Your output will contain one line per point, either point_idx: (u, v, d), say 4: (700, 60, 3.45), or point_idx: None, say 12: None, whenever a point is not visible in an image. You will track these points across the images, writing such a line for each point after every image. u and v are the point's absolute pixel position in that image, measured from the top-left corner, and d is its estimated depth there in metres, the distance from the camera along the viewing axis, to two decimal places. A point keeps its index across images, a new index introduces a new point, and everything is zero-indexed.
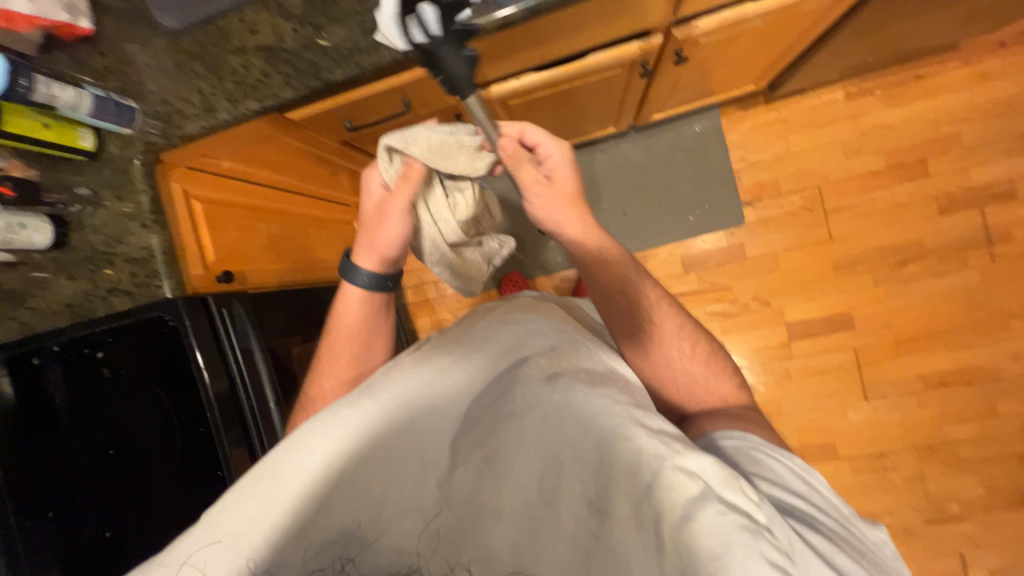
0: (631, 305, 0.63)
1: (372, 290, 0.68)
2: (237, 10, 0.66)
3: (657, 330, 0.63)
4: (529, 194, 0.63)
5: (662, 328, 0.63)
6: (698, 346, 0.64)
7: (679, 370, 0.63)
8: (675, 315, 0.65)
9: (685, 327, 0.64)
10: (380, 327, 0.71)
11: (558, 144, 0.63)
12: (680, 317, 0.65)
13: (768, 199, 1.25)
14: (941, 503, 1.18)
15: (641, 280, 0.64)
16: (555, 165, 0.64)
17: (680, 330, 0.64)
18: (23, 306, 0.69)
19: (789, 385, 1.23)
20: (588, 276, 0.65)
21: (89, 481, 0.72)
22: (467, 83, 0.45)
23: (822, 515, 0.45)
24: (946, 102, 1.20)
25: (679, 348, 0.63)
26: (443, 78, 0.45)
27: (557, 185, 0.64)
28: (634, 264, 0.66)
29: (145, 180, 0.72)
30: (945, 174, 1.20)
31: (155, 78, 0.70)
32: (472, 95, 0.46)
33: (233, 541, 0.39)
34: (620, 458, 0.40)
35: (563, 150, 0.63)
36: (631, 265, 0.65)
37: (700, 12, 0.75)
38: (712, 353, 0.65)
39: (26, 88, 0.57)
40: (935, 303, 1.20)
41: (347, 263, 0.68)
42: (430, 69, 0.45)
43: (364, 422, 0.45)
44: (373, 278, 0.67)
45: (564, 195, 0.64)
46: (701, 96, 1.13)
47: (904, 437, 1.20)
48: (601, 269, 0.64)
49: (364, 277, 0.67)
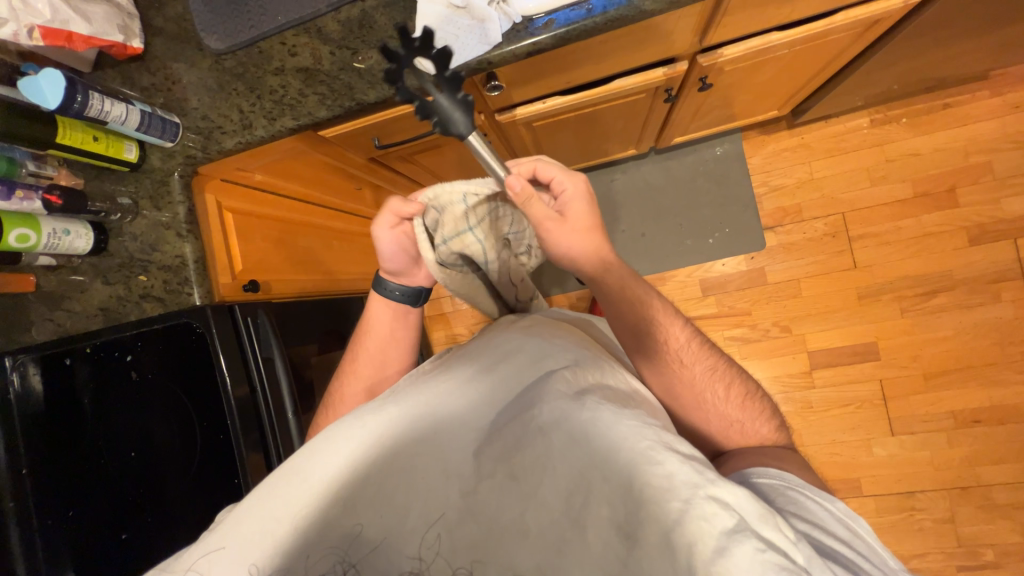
0: (659, 349, 0.61)
1: (403, 303, 0.72)
2: (279, 34, 0.71)
3: (688, 373, 0.61)
4: (543, 234, 0.57)
5: (696, 374, 0.61)
6: (733, 389, 0.63)
7: (714, 414, 0.62)
8: (709, 356, 0.63)
9: (718, 369, 0.63)
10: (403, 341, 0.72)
11: (575, 178, 0.58)
12: (712, 356, 0.63)
13: (791, 224, 1.24)
14: (973, 548, 1.13)
15: (672, 322, 0.62)
16: (573, 199, 0.58)
17: (713, 374, 0.62)
18: (59, 309, 0.74)
19: (811, 415, 1.20)
20: (613, 315, 0.63)
21: (109, 481, 0.73)
22: (467, 124, 0.43)
23: (869, 566, 0.43)
24: (975, 131, 1.18)
25: (713, 392, 0.62)
26: (438, 120, 0.43)
27: (576, 225, 0.58)
28: (665, 304, 0.64)
29: (183, 191, 0.75)
30: (975, 204, 1.18)
31: (197, 95, 0.73)
32: (472, 134, 0.45)
33: (256, 540, 0.40)
34: (650, 484, 0.40)
35: (578, 185, 0.58)
36: (662, 305, 0.63)
37: (726, 41, 0.77)
38: (748, 396, 0.63)
39: (82, 104, 0.60)
40: (966, 336, 1.17)
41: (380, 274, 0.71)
42: (422, 114, 0.43)
43: (391, 430, 0.46)
44: (400, 292, 0.71)
45: (583, 230, 0.58)
46: (724, 120, 1.13)
47: (933, 475, 1.15)
48: (628, 309, 0.61)
49: (393, 291, 0.71)
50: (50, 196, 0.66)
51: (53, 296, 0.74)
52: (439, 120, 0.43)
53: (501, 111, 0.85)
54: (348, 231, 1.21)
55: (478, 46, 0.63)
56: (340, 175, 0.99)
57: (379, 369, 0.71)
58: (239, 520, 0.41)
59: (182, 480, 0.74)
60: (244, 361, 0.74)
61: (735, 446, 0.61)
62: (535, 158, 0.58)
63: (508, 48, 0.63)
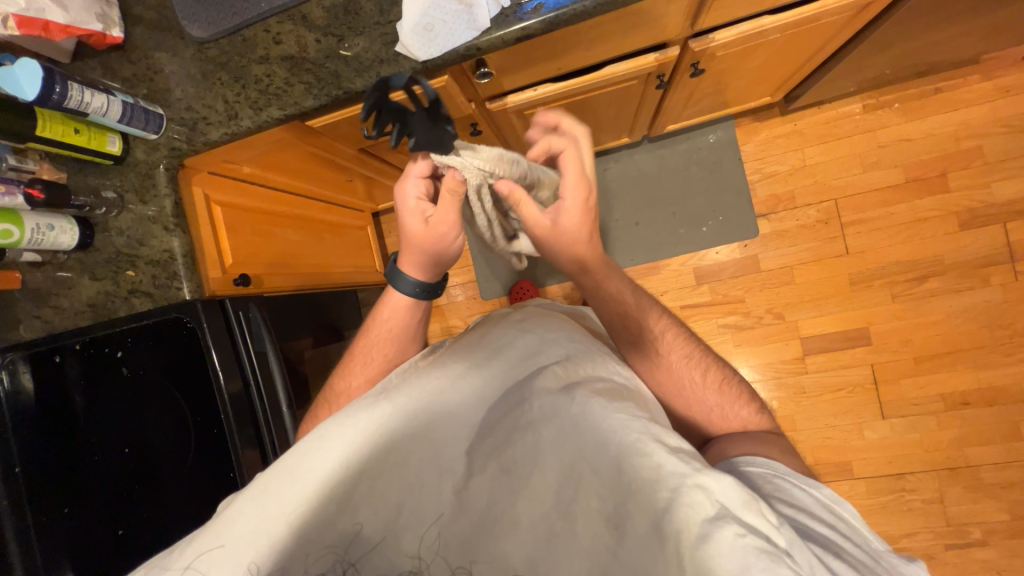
0: (637, 338, 0.63)
1: (420, 300, 0.66)
2: (262, 21, 0.69)
3: (663, 362, 0.63)
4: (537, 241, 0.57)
5: (673, 360, 0.63)
6: (709, 375, 0.63)
7: (693, 401, 0.62)
8: (685, 344, 0.64)
9: (693, 357, 0.64)
10: (417, 336, 0.69)
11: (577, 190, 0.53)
12: (689, 345, 0.64)
13: (784, 211, 1.24)
14: (960, 527, 1.15)
15: (649, 310, 0.64)
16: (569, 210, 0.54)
17: (690, 361, 0.63)
18: (46, 305, 0.73)
19: (803, 401, 1.21)
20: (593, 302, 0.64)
21: (102, 479, 0.72)
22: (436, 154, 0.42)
23: (851, 547, 0.44)
24: (966, 116, 1.19)
25: (689, 375, 0.63)
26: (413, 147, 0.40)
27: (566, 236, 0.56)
28: (637, 291, 0.65)
29: (169, 185, 0.73)
30: (966, 189, 1.18)
31: (181, 85, 0.72)
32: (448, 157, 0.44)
33: (249, 540, 0.40)
34: (638, 474, 0.40)
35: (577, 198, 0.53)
36: (634, 294, 0.64)
37: (718, 25, 0.76)
38: (726, 381, 0.64)
39: (60, 94, 0.59)
40: (956, 320, 1.18)
41: (395, 267, 0.65)
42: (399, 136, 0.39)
43: (381, 427, 0.45)
44: (420, 288, 0.65)
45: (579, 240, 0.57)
46: (718, 107, 1.12)
47: (923, 457, 1.17)
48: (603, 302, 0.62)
49: (411, 286, 0.64)
50: (31, 190, 0.65)
51: (41, 293, 0.73)
52: (416, 140, 0.39)
53: (491, 99, 0.84)
54: (339, 224, 1.19)
55: (466, 31, 0.62)
56: (330, 165, 0.97)
57: (387, 362, 0.66)
58: (231, 519, 0.41)
59: (178, 474, 0.74)
60: (237, 356, 0.74)
61: (718, 432, 0.62)
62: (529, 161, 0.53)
63: (496, 34, 0.62)
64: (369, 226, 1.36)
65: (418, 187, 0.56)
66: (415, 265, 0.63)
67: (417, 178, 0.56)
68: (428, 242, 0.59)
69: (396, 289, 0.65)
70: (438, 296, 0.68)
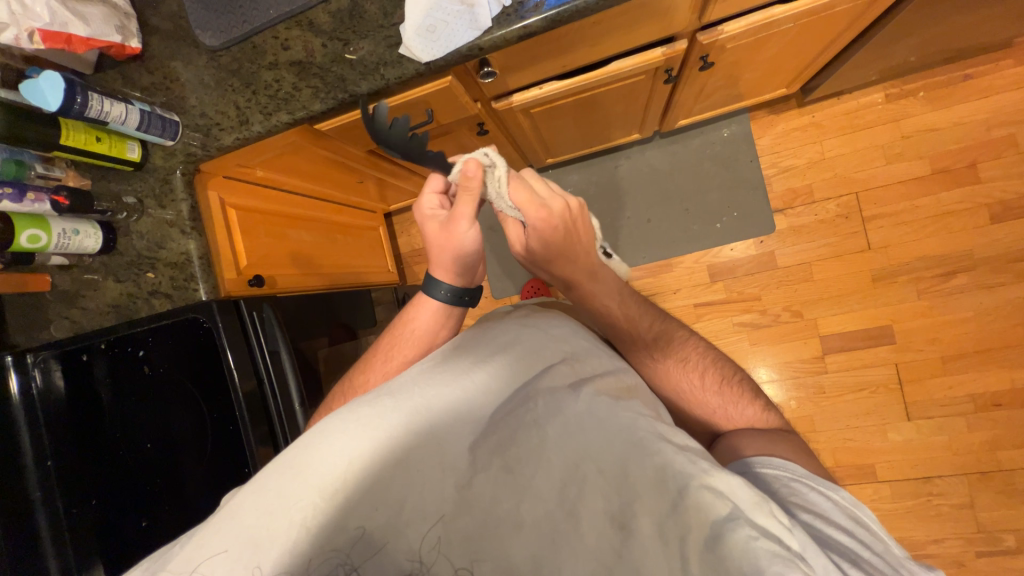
0: (636, 343, 0.65)
1: (451, 304, 0.67)
2: (272, 28, 0.71)
3: (659, 366, 0.64)
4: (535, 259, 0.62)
5: (668, 364, 0.64)
6: (707, 376, 0.64)
7: (693, 403, 0.63)
8: (683, 347, 0.66)
9: (690, 360, 0.65)
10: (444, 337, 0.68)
11: (537, 210, 0.57)
12: (684, 349, 0.66)
13: (802, 206, 1.21)
14: (992, 533, 1.10)
15: (641, 318, 0.67)
16: (537, 227, 0.58)
17: (687, 364, 0.64)
18: (74, 306, 0.76)
19: (822, 402, 1.18)
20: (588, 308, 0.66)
21: (133, 472, 0.75)
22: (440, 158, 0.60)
23: (868, 553, 0.42)
24: (997, 103, 1.13)
25: (687, 379, 0.63)
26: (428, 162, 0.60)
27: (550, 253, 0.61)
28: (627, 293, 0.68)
29: (186, 189, 0.76)
30: (998, 180, 1.13)
31: (196, 92, 0.74)
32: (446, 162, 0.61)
33: (255, 533, 0.41)
34: (645, 472, 0.41)
35: (539, 213, 0.57)
36: (623, 298, 0.67)
37: (728, 16, 0.74)
38: (726, 381, 0.64)
39: (82, 104, 0.62)
40: (987, 318, 1.13)
41: (427, 275, 0.67)
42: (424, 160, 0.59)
43: (386, 425, 0.45)
44: (451, 292, 0.66)
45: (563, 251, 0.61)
46: (732, 100, 1.10)
47: (952, 460, 1.12)
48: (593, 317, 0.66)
49: (443, 292, 0.66)
50: (57, 197, 0.68)
51: (70, 295, 0.76)
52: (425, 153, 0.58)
53: (497, 99, 0.84)
54: (351, 225, 1.22)
55: (469, 32, 0.62)
56: (341, 168, 0.99)
57: (408, 363, 0.65)
58: (236, 518, 0.42)
59: (199, 468, 0.75)
60: (253, 356, 0.76)
61: (718, 431, 0.62)
62: (512, 175, 0.58)
63: (498, 33, 0.62)
64: (382, 227, 1.38)
65: (435, 200, 0.63)
66: (444, 265, 0.64)
67: (430, 190, 0.63)
68: (447, 240, 0.62)
69: (429, 296, 0.67)
70: (471, 302, 0.68)
